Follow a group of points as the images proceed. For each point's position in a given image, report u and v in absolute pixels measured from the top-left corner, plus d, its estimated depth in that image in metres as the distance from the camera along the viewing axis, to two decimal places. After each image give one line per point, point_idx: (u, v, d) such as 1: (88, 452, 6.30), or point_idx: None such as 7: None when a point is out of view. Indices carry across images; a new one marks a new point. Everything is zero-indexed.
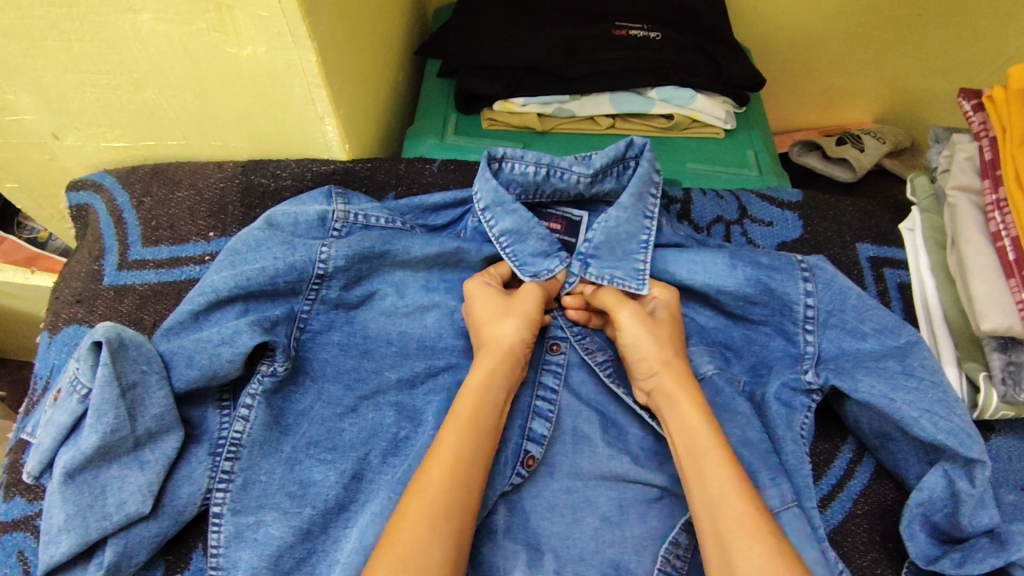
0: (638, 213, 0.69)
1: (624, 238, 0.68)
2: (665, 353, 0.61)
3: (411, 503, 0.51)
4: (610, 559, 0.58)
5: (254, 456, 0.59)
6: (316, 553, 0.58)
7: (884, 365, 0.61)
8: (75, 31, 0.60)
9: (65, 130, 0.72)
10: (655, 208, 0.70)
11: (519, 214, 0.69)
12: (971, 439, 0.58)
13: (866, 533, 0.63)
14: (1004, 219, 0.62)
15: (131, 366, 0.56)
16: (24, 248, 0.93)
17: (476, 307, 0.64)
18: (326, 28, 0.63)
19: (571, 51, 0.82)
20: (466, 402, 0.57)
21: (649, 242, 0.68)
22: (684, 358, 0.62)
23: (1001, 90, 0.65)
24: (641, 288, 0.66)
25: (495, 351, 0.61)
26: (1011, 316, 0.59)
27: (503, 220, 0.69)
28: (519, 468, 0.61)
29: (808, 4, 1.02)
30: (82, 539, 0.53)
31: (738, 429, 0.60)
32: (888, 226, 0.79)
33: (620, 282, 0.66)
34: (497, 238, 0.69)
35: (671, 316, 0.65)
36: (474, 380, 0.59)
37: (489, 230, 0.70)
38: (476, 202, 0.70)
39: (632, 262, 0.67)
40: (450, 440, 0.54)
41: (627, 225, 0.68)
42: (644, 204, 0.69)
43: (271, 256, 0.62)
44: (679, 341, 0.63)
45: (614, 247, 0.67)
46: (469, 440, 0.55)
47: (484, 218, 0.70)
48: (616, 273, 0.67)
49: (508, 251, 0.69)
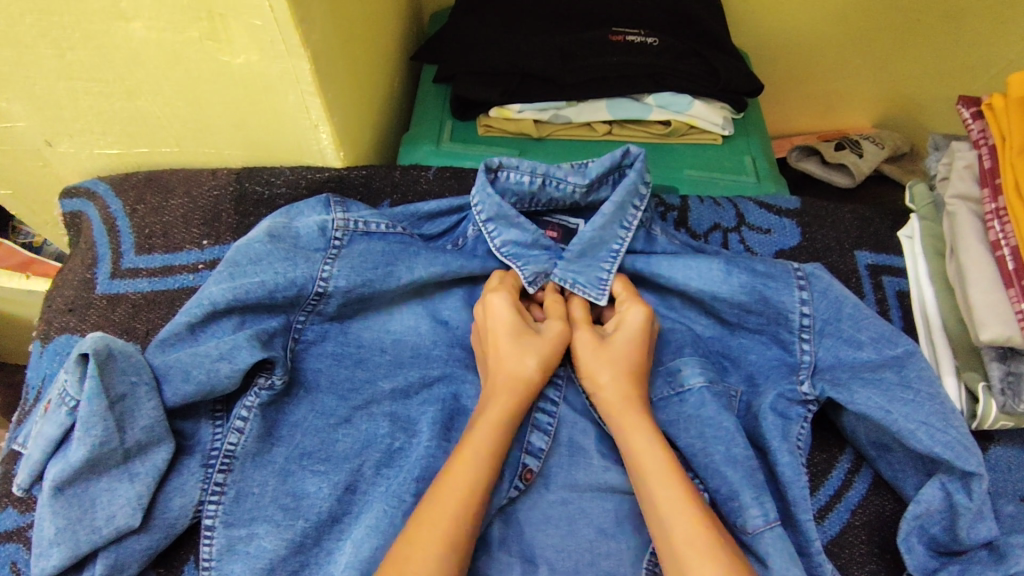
0: (615, 222, 0.68)
1: (595, 244, 0.67)
2: (602, 378, 0.60)
3: (426, 528, 0.51)
4: (606, 571, 0.58)
5: (246, 468, 0.59)
6: (310, 565, 0.58)
7: (880, 376, 0.61)
8: (66, 39, 0.60)
9: (57, 137, 0.72)
10: (634, 219, 0.69)
11: (524, 227, 0.68)
12: (968, 452, 0.57)
13: (864, 544, 0.62)
14: (1003, 228, 0.62)
15: (120, 378, 0.55)
16: (21, 252, 0.93)
17: (479, 322, 0.65)
18: (319, 35, 0.62)
19: (569, 57, 0.81)
20: (479, 429, 0.57)
21: (619, 252, 0.68)
22: (633, 385, 0.60)
23: (1000, 98, 0.65)
24: (599, 298, 0.66)
25: (513, 377, 0.60)
26: (1011, 325, 0.59)
27: (506, 231, 0.68)
28: (517, 481, 0.61)
29: (807, 10, 1.01)
30: (72, 552, 0.53)
31: (726, 445, 0.59)
32: (888, 232, 0.78)
33: (580, 288, 0.67)
34: (499, 248, 0.69)
35: (634, 339, 0.62)
36: (494, 410, 0.58)
37: (491, 241, 0.69)
38: (477, 213, 0.69)
39: (597, 270, 0.67)
40: (464, 473, 0.54)
41: (600, 232, 0.67)
42: (624, 214, 0.68)
43: (271, 270, 0.61)
44: (634, 366, 0.61)
45: (583, 252, 0.67)
46: (480, 465, 0.55)
47: (485, 228, 0.69)
48: (578, 278, 0.67)
49: (516, 260, 0.68)
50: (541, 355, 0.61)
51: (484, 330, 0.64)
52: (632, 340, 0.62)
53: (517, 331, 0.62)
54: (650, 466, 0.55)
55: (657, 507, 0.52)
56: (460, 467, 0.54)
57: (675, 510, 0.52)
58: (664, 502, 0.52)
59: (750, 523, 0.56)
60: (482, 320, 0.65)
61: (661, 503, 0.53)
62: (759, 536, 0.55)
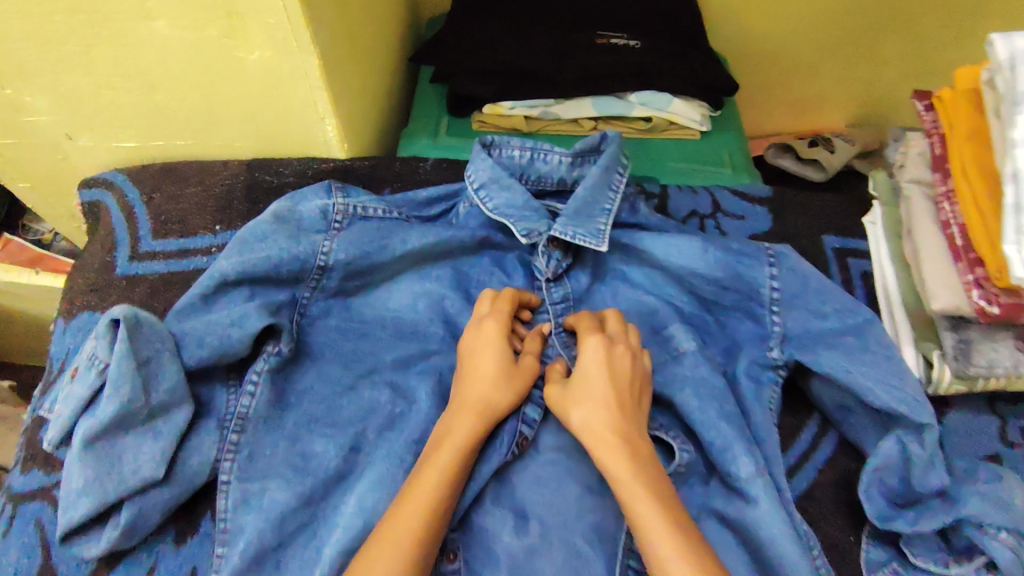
0: (603, 185, 0.75)
1: (588, 202, 0.73)
2: (589, 416, 0.61)
3: (380, 554, 0.54)
4: (592, 525, 0.64)
5: (259, 431, 0.64)
6: (317, 519, 0.63)
7: (842, 341, 0.67)
8: (94, 37, 0.66)
9: (79, 130, 0.78)
10: (620, 184, 0.76)
11: (515, 189, 0.75)
12: (921, 406, 0.63)
13: (830, 500, 0.68)
14: (953, 208, 0.67)
15: (146, 344, 0.61)
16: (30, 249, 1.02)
17: (464, 342, 0.69)
18: (327, 33, 0.68)
19: (559, 57, 0.87)
20: (422, 492, 0.57)
21: (611, 210, 0.74)
22: (622, 421, 0.61)
23: (948, 91, 0.70)
24: (599, 244, 0.71)
25: (470, 410, 0.63)
26: (959, 296, 0.65)
27: (499, 194, 0.75)
28: (512, 447, 0.66)
29: (779, 18, 1.08)
30: (101, 501, 0.57)
31: (722, 401, 0.65)
32: (853, 219, 0.84)
33: (581, 238, 0.71)
34: (493, 212, 0.75)
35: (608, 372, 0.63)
36: (449, 446, 0.60)
37: (484, 206, 0.75)
38: (471, 182, 0.76)
39: (593, 223, 0.72)
40: (401, 529, 0.55)
41: (592, 192, 0.74)
42: (610, 178, 0.76)
43: (276, 246, 0.67)
44: (615, 398, 0.62)
45: (579, 209, 0.73)
46: (429, 501, 0.57)
47: (478, 196, 0.76)
48: (577, 230, 0.72)
49: (508, 218, 0.74)
50: (507, 389, 0.65)
51: (468, 350, 0.68)
52: (605, 373, 0.63)
53: (499, 359, 0.66)
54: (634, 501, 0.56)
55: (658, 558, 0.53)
56: (410, 502, 0.57)
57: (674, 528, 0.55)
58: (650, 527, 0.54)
59: (743, 470, 0.62)
60: (469, 342, 0.68)
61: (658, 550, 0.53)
62: (752, 481, 0.62)
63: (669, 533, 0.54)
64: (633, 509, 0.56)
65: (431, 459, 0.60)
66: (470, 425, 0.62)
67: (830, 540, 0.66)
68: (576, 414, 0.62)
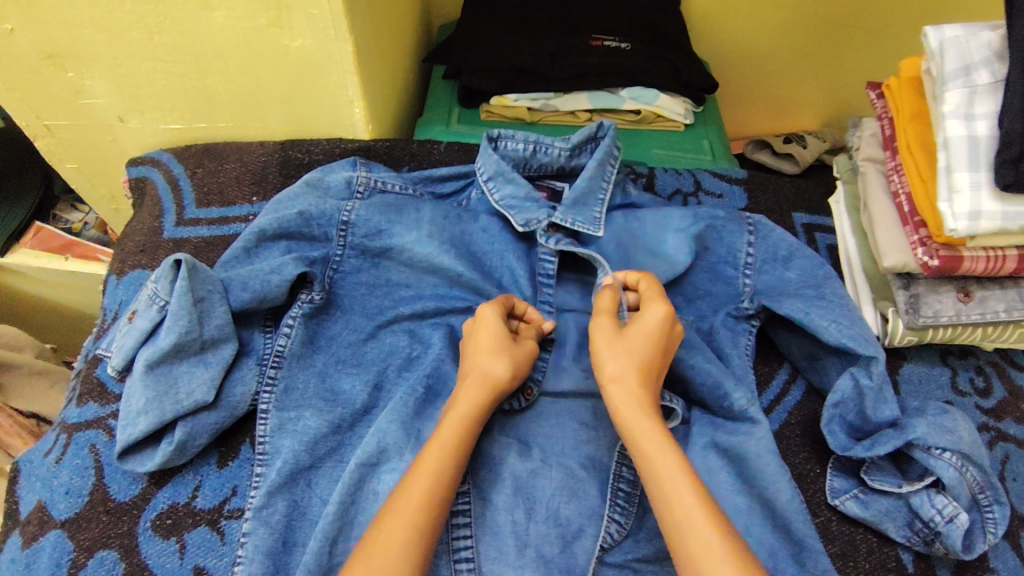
0: (598, 176, 0.84)
1: (585, 192, 0.82)
2: (615, 367, 0.65)
3: (390, 522, 0.57)
4: (586, 454, 0.72)
5: (293, 367, 0.73)
6: (344, 445, 0.71)
7: (802, 292, 0.77)
8: (156, 25, 0.75)
9: (129, 113, 0.88)
10: (612, 175, 0.85)
11: (516, 181, 0.83)
12: (868, 341, 0.73)
13: (799, 436, 0.77)
14: (900, 179, 0.78)
15: (202, 284, 0.70)
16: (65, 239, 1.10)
17: (467, 335, 0.73)
18: (359, 25, 0.78)
19: (557, 57, 0.98)
20: (431, 460, 0.61)
21: (605, 199, 0.83)
22: (651, 383, 0.65)
23: (896, 80, 0.81)
24: (597, 231, 0.81)
25: (462, 403, 0.66)
26: (906, 254, 0.74)
27: (503, 186, 0.84)
28: (519, 396, 0.75)
29: (752, 32, 1.20)
30: (157, 419, 0.66)
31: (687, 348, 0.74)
32: (819, 199, 0.95)
33: (580, 226, 0.81)
34: (498, 202, 0.84)
35: (649, 338, 0.66)
36: (461, 406, 0.65)
37: (491, 196, 0.84)
38: (480, 174, 0.85)
39: (590, 212, 0.82)
40: (415, 490, 0.59)
41: (588, 183, 0.82)
42: (604, 170, 0.84)
43: (306, 203, 0.78)
44: (648, 357, 0.66)
45: (577, 200, 0.82)
46: (433, 476, 0.60)
47: (486, 186, 0.84)
48: (578, 218, 0.81)
49: (510, 210, 0.83)
50: (513, 356, 0.69)
51: (472, 327, 0.72)
52: (654, 335, 0.66)
53: (499, 336, 0.70)
54: (651, 447, 0.61)
55: (673, 512, 0.56)
56: (400, 504, 0.58)
57: (677, 497, 0.57)
58: (669, 479, 0.58)
59: (737, 404, 0.71)
60: (473, 323, 0.73)
61: (676, 505, 0.57)
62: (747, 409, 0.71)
63: (689, 482, 0.58)
64: (658, 468, 0.59)
65: (420, 460, 0.61)
66: (467, 408, 0.65)
67: (798, 470, 0.74)
68: (606, 361, 0.66)
